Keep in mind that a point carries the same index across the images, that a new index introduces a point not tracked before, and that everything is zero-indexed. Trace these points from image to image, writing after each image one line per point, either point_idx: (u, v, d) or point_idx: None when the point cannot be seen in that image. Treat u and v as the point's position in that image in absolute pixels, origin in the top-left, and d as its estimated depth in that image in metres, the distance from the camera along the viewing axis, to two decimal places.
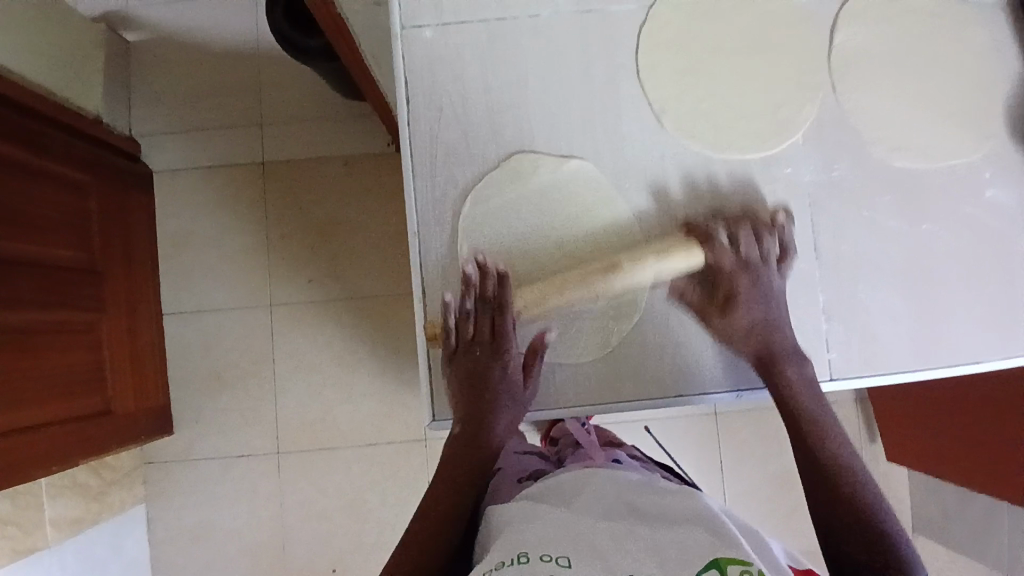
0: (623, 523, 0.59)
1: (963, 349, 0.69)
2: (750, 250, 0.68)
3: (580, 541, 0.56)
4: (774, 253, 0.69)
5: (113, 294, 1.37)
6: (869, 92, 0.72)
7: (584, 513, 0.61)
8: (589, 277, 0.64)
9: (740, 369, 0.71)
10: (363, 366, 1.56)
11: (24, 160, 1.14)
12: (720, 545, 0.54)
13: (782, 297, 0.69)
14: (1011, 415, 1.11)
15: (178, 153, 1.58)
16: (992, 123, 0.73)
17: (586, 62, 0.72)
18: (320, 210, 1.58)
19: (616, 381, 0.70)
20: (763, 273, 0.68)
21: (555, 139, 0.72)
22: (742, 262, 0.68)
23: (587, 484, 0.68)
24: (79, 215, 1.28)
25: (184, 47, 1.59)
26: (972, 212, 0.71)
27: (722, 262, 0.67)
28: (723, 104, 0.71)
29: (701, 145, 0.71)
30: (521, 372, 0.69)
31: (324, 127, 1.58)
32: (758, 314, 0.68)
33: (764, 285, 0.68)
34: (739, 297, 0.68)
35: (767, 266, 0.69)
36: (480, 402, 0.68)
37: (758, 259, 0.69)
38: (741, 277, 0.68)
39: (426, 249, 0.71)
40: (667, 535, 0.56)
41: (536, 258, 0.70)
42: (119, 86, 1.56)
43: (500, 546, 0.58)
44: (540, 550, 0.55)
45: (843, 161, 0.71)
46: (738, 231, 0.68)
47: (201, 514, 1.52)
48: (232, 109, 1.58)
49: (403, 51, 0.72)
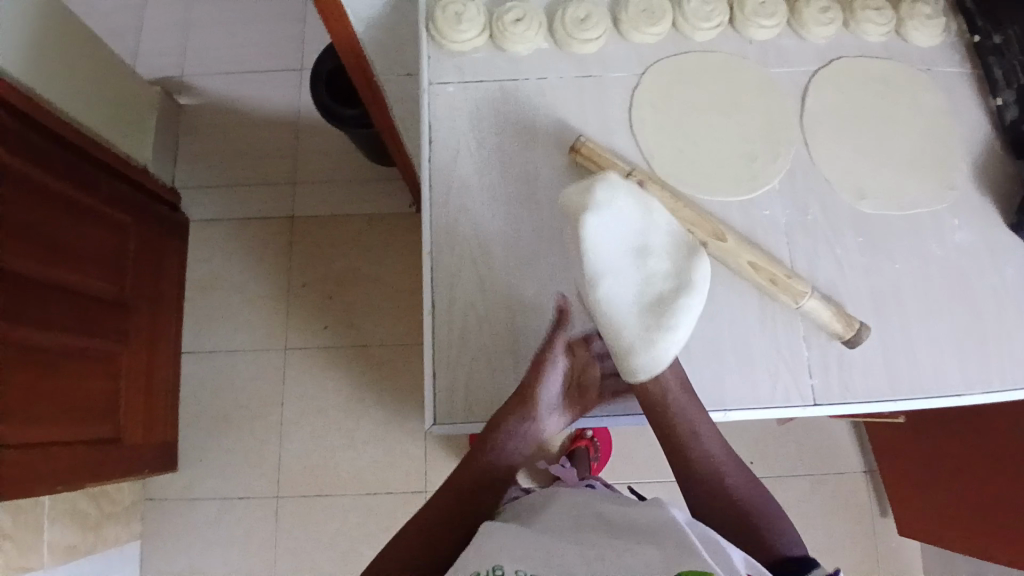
0: (596, 540, 0.62)
1: (936, 380, 0.73)
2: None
3: (554, 561, 0.59)
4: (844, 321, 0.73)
5: (138, 327, 1.45)
6: (837, 150, 0.81)
7: (557, 533, 0.64)
8: (696, 224, 0.75)
9: None
10: (369, 414, 1.59)
11: (73, 197, 1.26)
12: (682, 557, 0.56)
13: None
14: (1013, 468, 1.10)
15: (215, 206, 1.71)
16: (954, 178, 0.80)
17: (585, 114, 0.82)
18: (342, 263, 1.67)
19: None
20: None
21: (555, 178, 0.80)
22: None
23: (566, 499, 0.72)
24: (117, 251, 1.38)
25: (231, 113, 1.76)
26: (939, 254, 0.77)
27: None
28: (705, 155, 0.80)
29: (688, 187, 0.79)
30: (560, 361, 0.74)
31: (352, 187, 1.72)
32: None
33: None
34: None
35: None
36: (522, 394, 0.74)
37: None
38: None
39: (437, 265, 0.78)
40: (632, 556, 0.58)
41: (537, 277, 0.77)
42: (170, 144, 1.72)
43: (476, 554, 0.62)
44: (515, 565, 0.58)
45: (815, 207, 0.78)
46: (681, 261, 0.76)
47: (194, 558, 1.51)
48: (268, 168, 1.73)
49: (428, 101, 0.83)
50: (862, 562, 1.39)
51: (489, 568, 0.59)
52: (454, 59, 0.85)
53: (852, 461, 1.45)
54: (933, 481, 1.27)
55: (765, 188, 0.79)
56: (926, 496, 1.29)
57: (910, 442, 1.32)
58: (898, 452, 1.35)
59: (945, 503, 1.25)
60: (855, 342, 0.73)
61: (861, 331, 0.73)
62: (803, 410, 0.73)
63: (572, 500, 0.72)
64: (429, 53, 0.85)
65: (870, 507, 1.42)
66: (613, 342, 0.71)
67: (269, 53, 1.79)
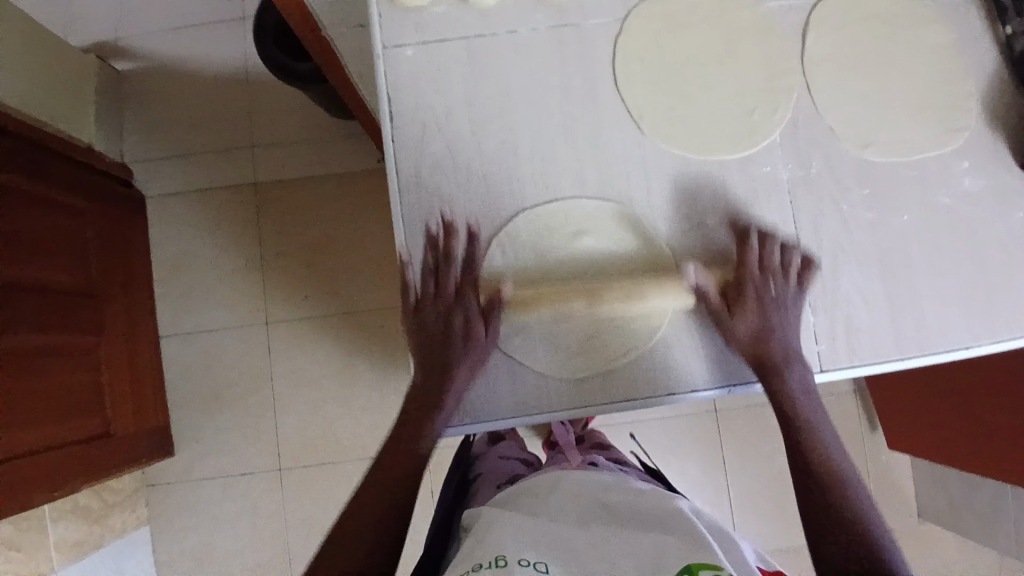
0: (603, 532, 0.59)
1: (945, 336, 0.71)
2: (775, 257, 0.71)
3: (562, 551, 0.56)
4: (795, 267, 0.71)
5: (113, 317, 1.39)
6: (840, 93, 0.75)
7: (562, 523, 0.61)
8: (568, 297, 0.71)
9: (663, 371, 0.72)
10: (363, 380, 1.57)
11: (24, 188, 1.17)
12: (694, 551, 0.52)
13: (794, 311, 0.70)
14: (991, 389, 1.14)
15: (173, 179, 1.60)
16: (962, 116, 0.75)
17: (564, 74, 0.75)
18: (315, 227, 1.59)
19: (592, 390, 0.71)
20: (784, 280, 0.71)
21: (538, 147, 0.74)
22: (762, 268, 0.71)
23: (565, 488, 0.70)
24: (79, 241, 1.30)
25: (175, 75, 1.61)
26: (946, 202, 0.73)
27: (749, 261, 0.71)
28: (697, 109, 0.74)
29: (680, 148, 0.73)
30: (480, 322, 0.69)
31: (316, 145, 1.61)
32: (775, 320, 0.69)
33: (786, 288, 0.70)
34: (755, 297, 0.70)
35: (785, 273, 0.71)
36: (438, 355, 0.69)
37: (780, 267, 0.71)
38: (767, 278, 0.71)
39: (409, 224, 0.73)
40: (641, 543, 0.56)
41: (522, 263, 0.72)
42: (115, 115, 1.59)
43: (477, 550, 0.56)
44: (518, 555, 0.54)
45: (818, 159, 0.73)
46: (767, 238, 0.72)
47: (204, 535, 1.52)
48: (222, 132, 1.61)
49: (385, 69, 0.75)
50: None
51: (491, 559, 0.54)
52: (411, 17, 0.75)
53: (844, 386, 1.46)
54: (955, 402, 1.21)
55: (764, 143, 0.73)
56: (916, 427, 1.32)
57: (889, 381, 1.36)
58: (884, 385, 1.38)
59: (936, 431, 1.28)
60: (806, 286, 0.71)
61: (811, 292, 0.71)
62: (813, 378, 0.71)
63: (574, 490, 0.69)
64: (382, 10, 0.75)
65: (861, 428, 1.45)
66: (591, 351, 0.72)
67: (207, 2, 1.62)
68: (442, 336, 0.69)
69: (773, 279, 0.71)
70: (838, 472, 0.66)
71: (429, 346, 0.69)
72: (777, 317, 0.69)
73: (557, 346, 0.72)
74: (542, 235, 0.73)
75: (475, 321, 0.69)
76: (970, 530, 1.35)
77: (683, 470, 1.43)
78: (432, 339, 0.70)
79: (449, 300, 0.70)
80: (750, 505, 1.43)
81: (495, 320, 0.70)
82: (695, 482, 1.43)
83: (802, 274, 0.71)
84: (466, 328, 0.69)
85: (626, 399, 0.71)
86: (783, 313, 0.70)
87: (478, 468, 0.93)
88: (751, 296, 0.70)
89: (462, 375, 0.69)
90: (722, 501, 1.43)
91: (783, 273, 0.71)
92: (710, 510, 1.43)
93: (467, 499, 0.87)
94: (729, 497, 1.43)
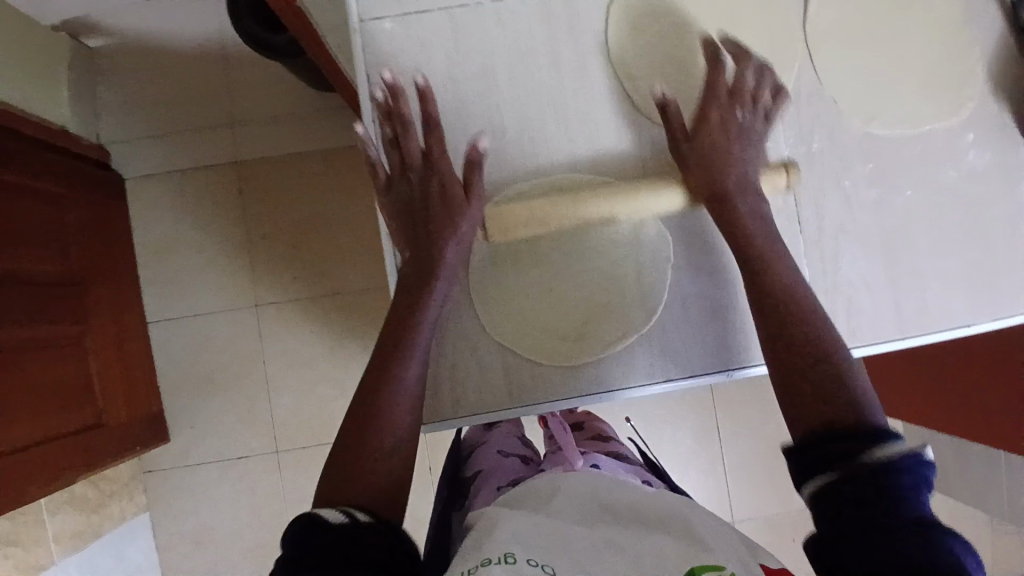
0: (605, 530, 0.60)
1: (946, 314, 0.73)
2: (745, 81, 0.72)
3: (567, 549, 0.56)
4: (765, 93, 0.73)
5: (98, 305, 1.35)
6: (845, 66, 0.74)
7: (565, 520, 0.61)
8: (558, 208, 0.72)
9: (660, 359, 0.75)
10: (356, 362, 1.55)
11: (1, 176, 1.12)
12: (696, 553, 0.54)
13: (758, 136, 0.72)
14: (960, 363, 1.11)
15: (151, 159, 1.54)
16: (969, 87, 0.74)
17: (552, 50, 0.75)
18: (301, 206, 1.55)
19: (592, 376, 0.75)
20: (751, 111, 0.72)
21: (525, 120, 0.76)
22: (730, 93, 0.72)
23: (564, 482, 0.71)
24: (57, 229, 1.25)
25: (147, 49, 1.54)
26: (952, 178, 0.73)
27: (717, 85, 0.72)
28: (680, 80, 0.76)
29: (664, 122, 0.75)
30: (458, 186, 0.72)
31: (297, 120, 1.54)
32: (741, 147, 0.71)
33: (753, 115, 0.72)
34: (721, 121, 0.71)
35: (753, 98, 0.73)
36: (419, 223, 0.72)
37: (749, 98, 0.72)
38: (731, 104, 0.72)
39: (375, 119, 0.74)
40: (645, 545, 0.56)
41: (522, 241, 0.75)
42: (88, 93, 1.52)
43: (483, 545, 0.56)
44: (526, 553, 0.54)
45: (821, 135, 0.74)
46: (738, 69, 0.72)
47: (204, 518, 1.53)
48: (201, 109, 1.54)
49: (362, 46, 0.75)
50: None
51: (500, 555, 0.53)
52: None
53: None
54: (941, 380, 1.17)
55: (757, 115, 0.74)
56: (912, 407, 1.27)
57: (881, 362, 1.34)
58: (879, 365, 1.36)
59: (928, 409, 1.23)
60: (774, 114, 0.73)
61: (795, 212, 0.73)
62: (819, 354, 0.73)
63: (576, 491, 0.68)
64: None
65: None
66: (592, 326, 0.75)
67: None
68: (421, 203, 0.72)
69: (740, 107, 0.72)
70: (818, 330, 0.65)
71: (411, 215, 0.72)
72: (744, 144, 0.72)
73: (546, 332, 0.75)
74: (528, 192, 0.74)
75: (451, 182, 0.72)
76: (963, 495, 1.36)
77: (678, 441, 1.44)
78: (408, 211, 0.73)
79: (425, 166, 0.73)
80: (745, 473, 1.44)
81: (473, 185, 0.72)
82: (691, 451, 1.44)
83: (768, 106, 0.73)
84: (442, 190, 0.72)
85: (611, 388, 0.75)
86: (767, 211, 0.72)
87: (475, 466, 0.92)
88: (713, 122, 0.72)
89: (448, 244, 0.71)
90: (717, 470, 1.44)
91: (750, 100, 0.72)
92: (706, 480, 1.44)
93: (466, 495, 0.88)
94: (724, 466, 1.44)
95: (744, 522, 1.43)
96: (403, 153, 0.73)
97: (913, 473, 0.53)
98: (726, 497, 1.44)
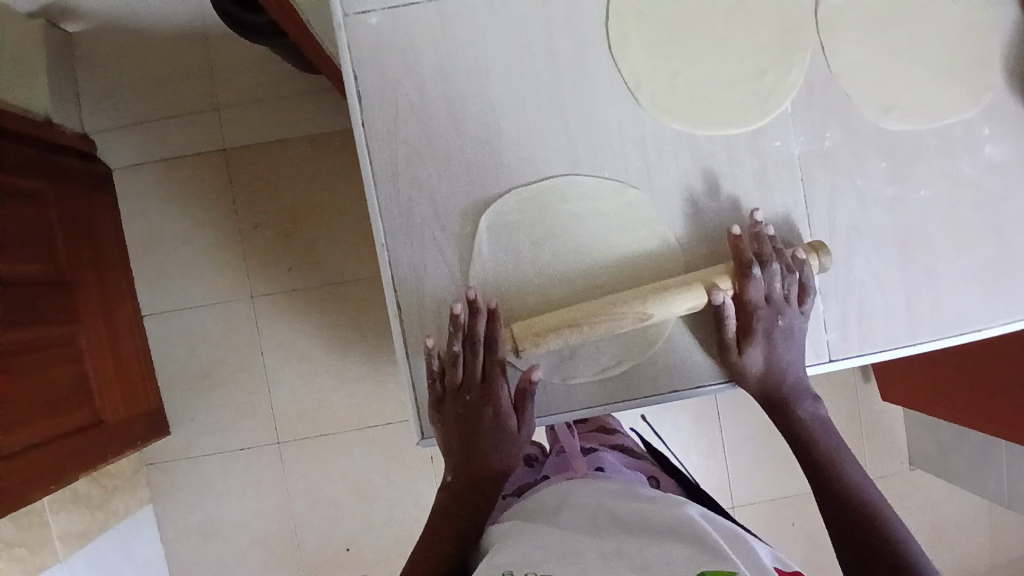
0: (612, 541, 0.58)
1: (960, 315, 0.72)
2: (778, 288, 0.69)
3: (569, 557, 0.55)
4: (794, 293, 0.70)
5: (88, 304, 1.32)
6: (858, 58, 0.71)
7: (571, 531, 0.61)
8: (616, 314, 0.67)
9: (668, 367, 0.73)
10: (355, 352, 1.53)
11: None
12: (706, 559, 0.52)
13: (799, 336, 0.71)
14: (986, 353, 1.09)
15: (137, 148, 1.50)
16: (984, 77, 0.72)
17: (549, 40, 0.71)
18: (292, 194, 1.50)
19: (601, 391, 0.73)
20: (786, 310, 0.70)
21: (525, 118, 0.72)
22: (768, 301, 0.69)
23: (572, 497, 0.69)
24: (41, 229, 1.21)
25: (125, 33, 1.48)
26: (969, 172, 0.72)
27: (752, 295, 0.69)
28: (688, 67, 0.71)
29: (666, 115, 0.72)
30: (512, 415, 0.71)
31: (286, 105, 1.49)
32: (784, 349, 0.71)
33: (793, 314, 0.70)
34: (758, 329, 0.70)
35: (789, 302, 0.70)
36: (471, 447, 0.72)
37: (781, 297, 0.70)
38: (765, 311, 0.69)
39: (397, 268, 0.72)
40: (653, 552, 0.55)
41: (544, 262, 0.72)
42: (67, 80, 1.47)
43: (488, 564, 0.57)
44: (526, 568, 0.54)
45: (835, 128, 0.71)
46: (772, 265, 0.69)
47: (209, 510, 1.53)
48: (186, 96, 1.49)
49: (349, 41, 0.70)
50: (851, 430, 1.43)
51: (500, 574, 0.54)
52: None
53: None
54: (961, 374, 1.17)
55: (759, 102, 0.71)
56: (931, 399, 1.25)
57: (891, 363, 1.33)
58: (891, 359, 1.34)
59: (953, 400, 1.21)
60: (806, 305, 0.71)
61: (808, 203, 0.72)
62: (822, 367, 0.73)
63: (581, 503, 0.67)
64: None
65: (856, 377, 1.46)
66: (614, 342, 0.72)
67: None
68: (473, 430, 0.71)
69: (780, 310, 0.70)
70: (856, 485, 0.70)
71: (460, 440, 0.71)
72: (788, 350, 0.71)
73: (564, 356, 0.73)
74: (551, 227, 0.72)
75: (507, 413, 0.71)
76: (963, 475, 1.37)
77: (680, 426, 1.44)
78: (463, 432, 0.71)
79: (477, 395, 0.70)
80: (747, 454, 1.45)
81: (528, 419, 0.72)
82: (692, 435, 1.44)
83: (800, 302, 0.70)
84: (496, 420, 0.71)
85: (620, 401, 0.73)
86: (806, 386, 0.74)
87: None
88: (759, 331, 0.70)
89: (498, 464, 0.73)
90: (719, 452, 1.45)
91: (786, 301, 0.70)
92: (708, 463, 1.45)
93: None
94: (725, 449, 1.45)
95: (747, 503, 1.43)
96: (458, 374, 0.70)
97: None
98: (728, 480, 1.45)
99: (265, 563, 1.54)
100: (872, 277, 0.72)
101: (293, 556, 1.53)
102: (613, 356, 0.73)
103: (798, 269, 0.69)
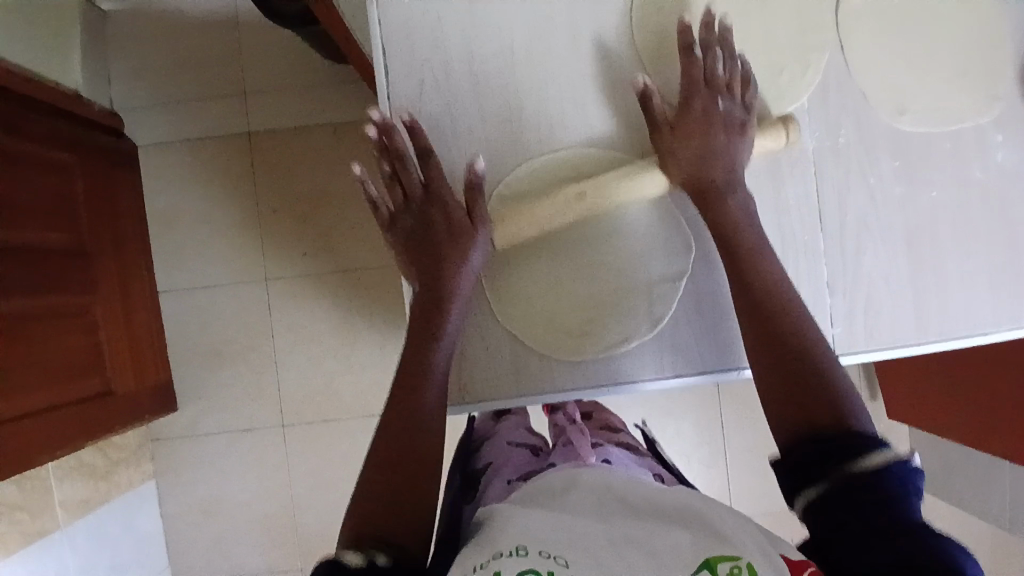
0: (622, 525, 0.59)
1: (966, 320, 0.73)
2: (717, 69, 0.70)
3: (580, 540, 0.56)
4: (735, 81, 0.70)
5: (105, 276, 1.34)
6: (875, 60, 0.72)
7: (580, 512, 0.62)
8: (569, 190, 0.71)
9: (676, 354, 0.74)
10: (363, 339, 1.55)
11: (15, 147, 1.13)
12: (712, 545, 0.53)
13: (743, 125, 0.70)
14: (995, 371, 1.10)
15: (163, 128, 1.53)
16: (1000, 85, 0.73)
17: (573, 30, 0.73)
18: (311, 181, 1.53)
19: (603, 366, 0.74)
20: (722, 96, 0.70)
21: (544, 103, 0.73)
22: (707, 84, 0.70)
23: (578, 480, 0.70)
24: (66, 198, 1.24)
25: (158, 16, 1.51)
26: (981, 177, 0.72)
27: (694, 77, 0.70)
28: None
29: None
30: (459, 215, 0.71)
31: (310, 93, 1.52)
32: (723, 134, 0.70)
33: (732, 109, 0.70)
34: (702, 113, 0.70)
35: (728, 87, 0.70)
36: (423, 271, 0.72)
37: (720, 83, 0.70)
38: (706, 95, 0.70)
39: None
40: (660, 537, 0.56)
41: (516, 172, 0.74)
42: (100, 60, 1.51)
43: (500, 538, 0.58)
44: (539, 546, 0.55)
45: (849, 127, 0.72)
46: (711, 57, 0.69)
47: (210, 488, 1.55)
48: (213, 79, 1.52)
49: (380, 19, 0.72)
50: None
51: (512, 548, 0.55)
52: None
53: None
54: (971, 393, 1.17)
55: (775, 99, 0.72)
56: (937, 419, 1.25)
57: (899, 380, 1.33)
58: (898, 375, 1.33)
59: (959, 418, 1.21)
60: (749, 102, 0.71)
61: (822, 199, 0.72)
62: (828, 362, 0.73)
63: (591, 485, 0.68)
64: None
65: (862, 392, 1.44)
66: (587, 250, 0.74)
67: None
68: (422, 240, 0.72)
69: (719, 94, 0.70)
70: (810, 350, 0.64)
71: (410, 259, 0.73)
72: (731, 141, 0.70)
73: (551, 328, 0.74)
74: (546, 193, 0.73)
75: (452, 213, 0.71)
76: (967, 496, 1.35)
77: (681, 430, 1.44)
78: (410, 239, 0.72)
79: (424, 209, 0.72)
80: (748, 463, 1.44)
81: (481, 214, 0.71)
82: (694, 440, 1.44)
83: (739, 91, 0.71)
84: (442, 231, 0.71)
85: (625, 380, 0.74)
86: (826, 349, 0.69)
87: (486, 458, 0.92)
88: (698, 117, 0.70)
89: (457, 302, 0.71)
90: (720, 459, 1.45)
91: (726, 88, 0.70)
92: (709, 469, 1.44)
93: (476, 487, 0.88)
94: (727, 456, 1.44)
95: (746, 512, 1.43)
96: (404, 188, 0.72)
97: (902, 475, 0.52)
98: (727, 487, 1.44)
99: (263, 543, 1.55)
100: (879, 274, 0.72)
101: (291, 538, 1.55)
102: (580, 248, 0.74)
103: (734, 65, 0.70)
